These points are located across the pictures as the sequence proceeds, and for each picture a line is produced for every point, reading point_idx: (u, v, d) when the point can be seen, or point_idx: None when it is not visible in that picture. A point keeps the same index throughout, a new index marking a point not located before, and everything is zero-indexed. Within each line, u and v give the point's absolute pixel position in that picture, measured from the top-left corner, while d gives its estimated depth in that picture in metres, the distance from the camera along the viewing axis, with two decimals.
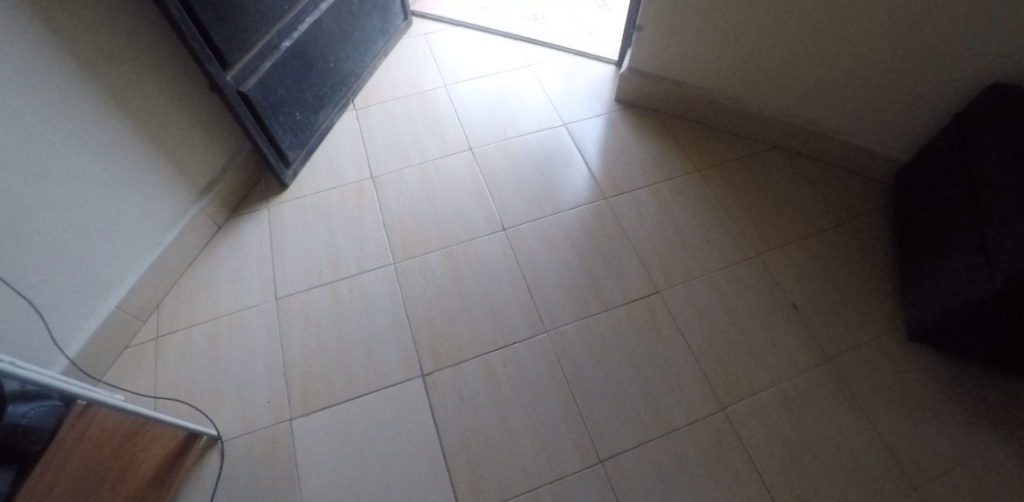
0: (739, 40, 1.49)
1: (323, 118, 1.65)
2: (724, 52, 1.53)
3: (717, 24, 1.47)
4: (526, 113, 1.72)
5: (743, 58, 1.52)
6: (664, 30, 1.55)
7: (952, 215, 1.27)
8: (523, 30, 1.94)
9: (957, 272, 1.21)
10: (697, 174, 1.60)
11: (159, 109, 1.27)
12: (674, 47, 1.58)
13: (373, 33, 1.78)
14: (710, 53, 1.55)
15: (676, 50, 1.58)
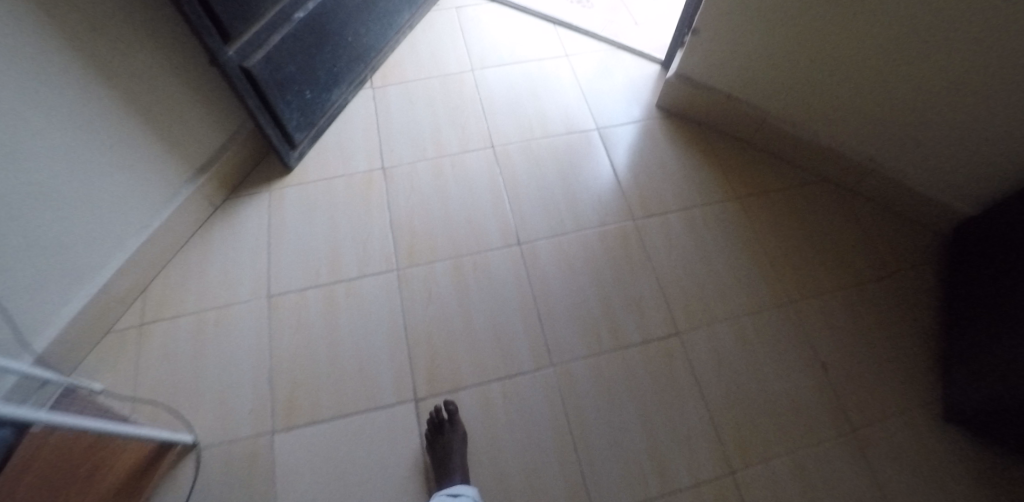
0: (806, 60, 1.31)
1: (336, 97, 1.52)
2: (787, 71, 1.36)
3: (784, 39, 1.30)
4: (558, 111, 1.57)
5: (807, 80, 1.35)
6: (722, 38, 1.37)
7: (1018, 293, 1.13)
8: (564, 14, 1.75)
9: (1014, 361, 1.08)
10: (735, 202, 1.46)
11: (154, 83, 1.15)
12: (730, 59, 1.41)
13: (399, 3, 1.62)
14: (771, 69, 1.38)
15: (732, 61, 1.41)
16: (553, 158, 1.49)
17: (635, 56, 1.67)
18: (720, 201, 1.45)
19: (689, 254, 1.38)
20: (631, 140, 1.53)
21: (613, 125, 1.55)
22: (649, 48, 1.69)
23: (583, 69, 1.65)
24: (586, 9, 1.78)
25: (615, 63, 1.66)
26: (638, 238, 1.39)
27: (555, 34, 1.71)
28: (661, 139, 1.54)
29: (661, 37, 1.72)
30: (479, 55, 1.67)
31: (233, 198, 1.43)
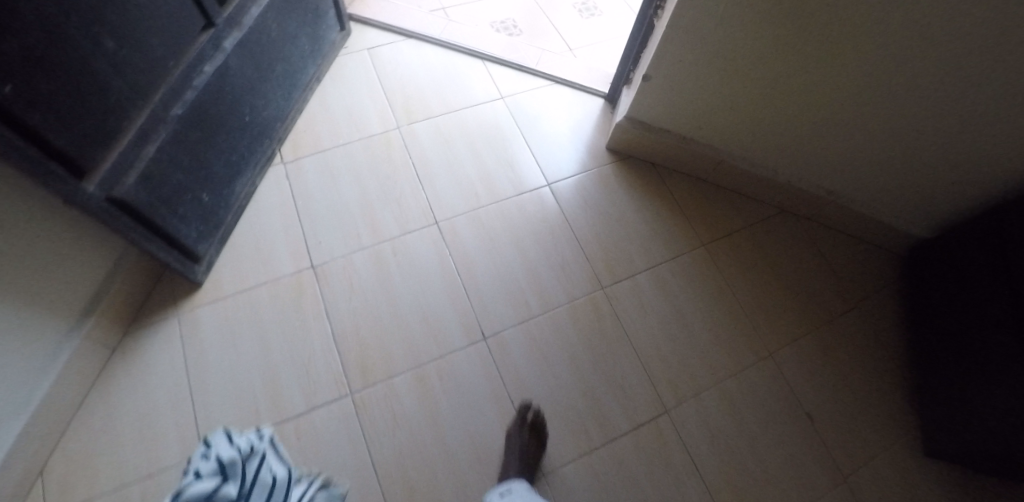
0: (766, 100, 1.22)
1: (240, 187, 1.28)
2: (745, 111, 1.26)
3: (743, 81, 1.20)
4: (503, 169, 1.40)
5: (766, 119, 1.27)
6: (675, 81, 1.25)
7: (983, 326, 1.11)
8: (492, 48, 1.58)
9: (990, 400, 1.06)
10: (700, 250, 1.38)
11: (8, 239, 0.90)
12: (683, 101, 1.29)
13: (301, 59, 1.37)
14: (727, 110, 1.28)
15: (688, 102, 1.29)
16: (506, 228, 1.34)
17: (577, 87, 1.54)
18: (686, 251, 1.37)
19: (665, 319, 1.29)
20: (587, 192, 1.41)
21: (563, 178, 1.41)
22: (589, 81, 1.55)
23: (523, 113, 1.49)
24: (516, 38, 1.61)
25: (563, 91, 1.54)
26: (610, 307, 1.28)
27: (486, 73, 1.54)
28: (616, 187, 1.42)
29: (599, 66, 1.59)
30: (404, 108, 1.46)
31: (133, 332, 1.20)
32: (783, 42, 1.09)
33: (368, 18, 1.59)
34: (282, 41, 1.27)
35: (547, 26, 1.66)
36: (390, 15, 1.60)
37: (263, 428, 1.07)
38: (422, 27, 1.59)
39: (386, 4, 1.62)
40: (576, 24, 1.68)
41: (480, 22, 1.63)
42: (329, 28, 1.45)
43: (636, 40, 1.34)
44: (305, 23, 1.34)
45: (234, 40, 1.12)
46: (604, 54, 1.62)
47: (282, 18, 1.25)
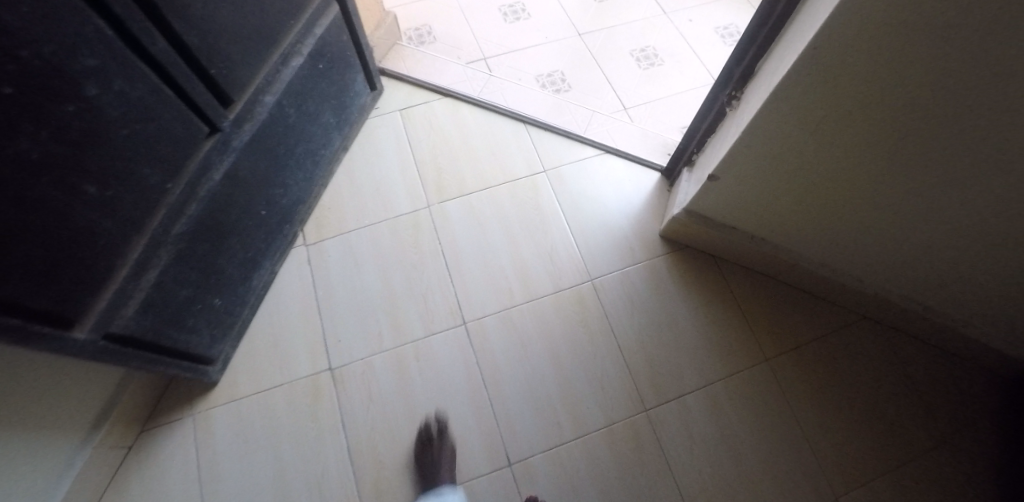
0: (857, 214, 1.01)
1: (258, 280, 1.18)
2: (829, 219, 1.06)
3: (833, 191, 0.99)
4: (540, 258, 1.26)
5: (855, 230, 1.06)
6: (748, 183, 1.05)
7: None
8: (534, 109, 1.41)
9: None
10: (761, 364, 1.20)
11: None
12: (752, 202, 1.10)
13: (325, 132, 1.25)
14: (807, 215, 1.07)
15: (761, 205, 1.09)
16: (540, 331, 1.20)
17: (630, 159, 1.36)
18: (744, 366, 1.20)
19: (715, 450, 1.13)
20: (633, 287, 1.24)
21: (608, 272, 1.25)
22: (643, 152, 1.36)
23: (566, 190, 1.32)
24: (562, 97, 1.44)
25: (613, 162, 1.36)
26: (652, 435, 1.14)
27: (527, 139, 1.38)
28: (667, 284, 1.25)
29: (656, 132, 1.39)
30: (435, 182, 1.33)
31: (150, 432, 1.10)
32: (892, 161, 0.87)
33: (401, 73, 1.47)
34: (303, 121, 1.16)
35: (600, 81, 1.47)
36: (426, 70, 1.48)
37: None
38: (459, 84, 1.45)
39: (422, 56, 1.50)
40: (632, 77, 1.48)
41: (523, 77, 1.47)
42: (356, 92, 1.33)
43: (700, 123, 1.15)
44: (328, 95, 1.22)
45: (248, 136, 1.01)
46: (662, 117, 1.42)
47: (302, 98, 1.14)
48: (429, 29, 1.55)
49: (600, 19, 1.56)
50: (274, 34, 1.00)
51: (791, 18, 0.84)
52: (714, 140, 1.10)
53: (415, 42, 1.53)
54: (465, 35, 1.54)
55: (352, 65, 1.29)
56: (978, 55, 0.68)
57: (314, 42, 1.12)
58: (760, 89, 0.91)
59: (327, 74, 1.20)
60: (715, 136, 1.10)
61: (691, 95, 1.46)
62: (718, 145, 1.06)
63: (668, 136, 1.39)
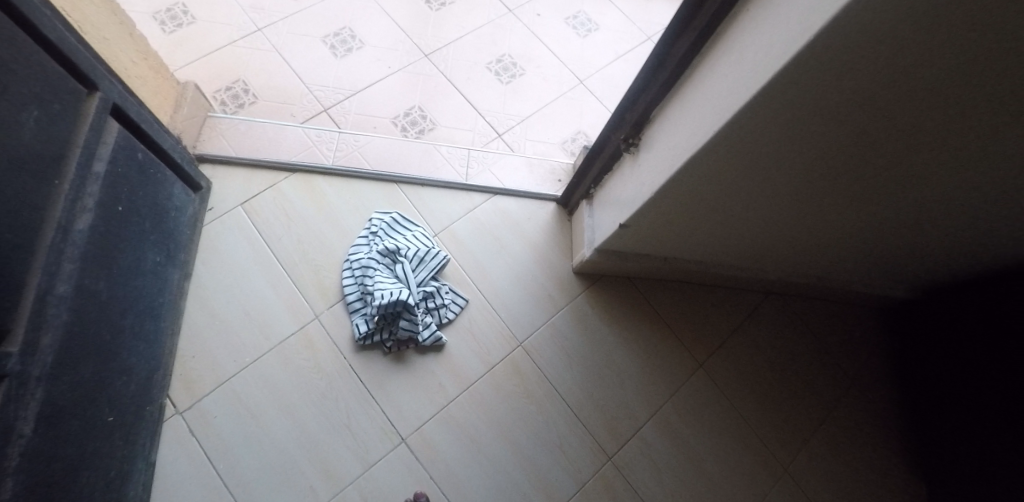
0: (769, 236, 1.00)
1: (133, 485, 0.94)
2: (745, 241, 1.03)
3: (744, 225, 0.95)
4: (462, 338, 1.14)
5: (764, 245, 1.06)
6: (659, 226, 0.99)
7: (995, 412, 1.07)
8: (403, 163, 1.26)
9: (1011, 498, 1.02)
10: (696, 368, 1.22)
11: None
12: (663, 237, 1.04)
13: (156, 276, 0.98)
14: (721, 241, 1.04)
15: (677, 240, 1.04)
16: (485, 421, 1.10)
17: (524, 195, 1.28)
18: (683, 377, 1.20)
19: (683, 474, 1.14)
20: (563, 337, 1.18)
21: (535, 329, 1.18)
22: (533, 185, 1.29)
23: (466, 251, 1.21)
24: (429, 141, 1.30)
25: (506, 205, 1.26)
26: (623, 480, 1.11)
27: (406, 201, 1.23)
28: (594, 322, 1.20)
29: (538, 158, 1.34)
30: (316, 285, 1.14)
31: None
32: (811, 203, 0.83)
33: (228, 155, 1.20)
34: (124, 283, 0.89)
35: (465, 108, 1.37)
36: (258, 145, 1.23)
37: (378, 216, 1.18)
38: (305, 152, 1.23)
39: (246, 126, 1.24)
40: (497, 95, 1.41)
41: (379, 124, 1.31)
42: (180, 207, 1.05)
43: (598, 160, 1.08)
44: (146, 232, 0.94)
45: (53, 353, 0.74)
46: (539, 138, 1.37)
47: (114, 259, 0.85)
48: (245, 86, 1.29)
49: (442, 33, 1.46)
50: (39, 211, 0.70)
51: (687, 75, 0.77)
52: (614, 181, 1.04)
53: (231, 107, 1.26)
54: (293, 86, 1.31)
55: (165, 180, 0.99)
56: (920, 137, 0.61)
57: (101, 185, 0.81)
58: (663, 145, 0.84)
59: (135, 209, 0.90)
60: (616, 178, 1.04)
61: (561, 103, 1.44)
62: (622, 191, 1.00)
63: (552, 160, 1.34)
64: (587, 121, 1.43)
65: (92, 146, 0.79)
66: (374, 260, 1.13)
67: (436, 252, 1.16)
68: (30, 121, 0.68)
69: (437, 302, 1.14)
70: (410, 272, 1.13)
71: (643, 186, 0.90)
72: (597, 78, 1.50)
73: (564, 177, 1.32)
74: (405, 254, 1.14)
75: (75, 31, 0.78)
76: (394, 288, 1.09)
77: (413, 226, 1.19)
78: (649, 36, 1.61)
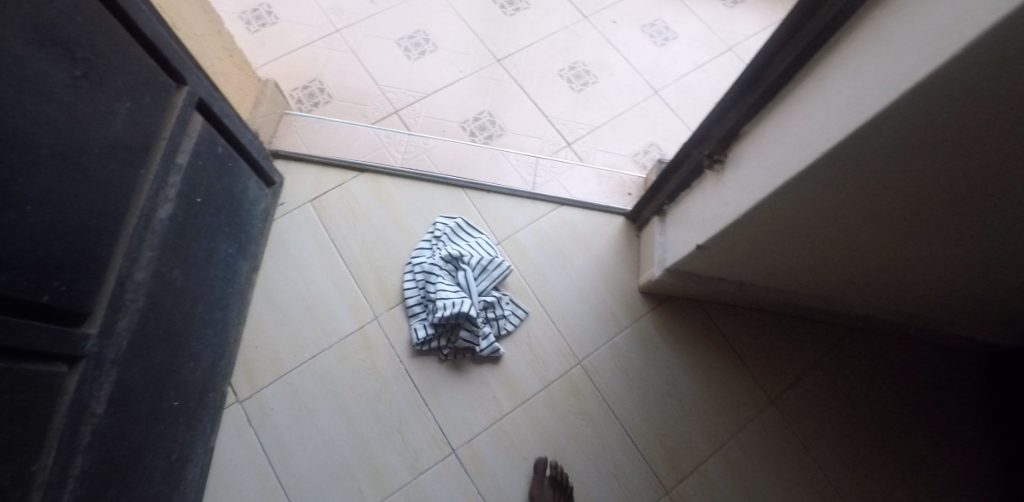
0: (865, 271, 0.90)
1: (193, 468, 0.96)
2: (835, 275, 0.94)
3: (839, 259, 0.87)
4: (520, 351, 1.11)
5: (856, 280, 0.96)
6: (740, 250, 0.92)
7: None
8: (470, 167, 1.25)
9: None
10: (766, 403, 1.13)
11: None
12: (742, 262, 0.97)
13: (227, 267, 1.00)
14: (807, 273, 0.95)
15: (757, 267, 0.97)
16: (538, 439, 1.06)
17: (591, 207, 1.24)
18: (753, 413, 1.12)
19: None
20: (625, 359, 1.13)
21: (596, 348, 1.13)
22: (602, 197, 1.25)
23: (529, 262, 1.18)
24: (497, 147, 1.28)
25: (572, 216, 1.23)
26: None
27: (470, 207, 1.21)
28: (658, 347, 1.15)
29: (608, 170, 1.29)
30: (377, 286, 1.14)
31: None
32: (924, 240, 0.74)
33: (300, 152, 1.22)
34: (196, 272, 0.90)
35: (535, 115, 1.34)
36: (329, 143, 1.24)
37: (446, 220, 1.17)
38: (374, 152, 1.24)
39: (320, 125, 1.26)
40: (568, 103, 1.37)
41: (448, 127, 1.30)
42: (254, 201, 1.07)
43: (676, 176, 1.03)
44: (220, 224, 0.95)
45: (128, 337, 0.76)
46: (610, 148, 1.33)
47: (190, 247, 0.87)
48: (320, 85, 1.32)
49: (515, 38, 1.44)
50: (125, 198, 0.72)
51: (790, 88, 0.71)
52: (692, 199, 0.99)
53: (306, 105, 1.29)
54: (366, 87, 1.33)
55: (241, 173, 1.01)
56: None
57: (182, 176, 0.82)
58: (754, 162, 0.78)
59: (212, 201, 0.92)
60: (695, 195, 0.98)
61: (634, 113, 1.39)
62: (702, 210, 0.94)
63: (623, 173, 1.29)
64: (660, 133, 1.37)
65: (177, 137, 0.81)
66: (437, 266, 1.11)
67: (499, 261, 1.14)
68: (122, 112, 0.70)
69: (497, 313, 1.11)
70: (473, 279, 1.11)
71: (727, 206, 0.84)
72: (673, 88, 1.44)
73: (635, 190, 1.27)
74: (468, 261, 1.12)
75: (170, 27, 0.80)
76: (456, 297, 1.07)
77: (477, 234, 1.18)
78: (730, 46, 1.53)
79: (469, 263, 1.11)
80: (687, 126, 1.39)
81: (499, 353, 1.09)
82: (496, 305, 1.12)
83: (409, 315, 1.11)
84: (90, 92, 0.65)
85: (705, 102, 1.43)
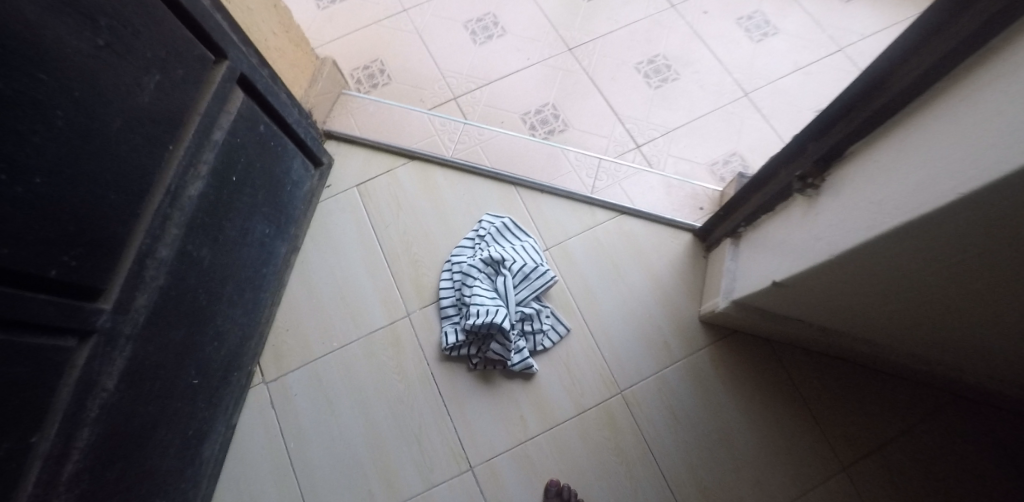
0: (983, 343, 0.73)
1: (211, 445, 0.96)
2: (937, 339, 0.79)
3: (947, 324, 0.71)
4: (555, 371, 1.02)
5: (968, 351, 0.79)
6: (823, 292, 0.77)
7: None
8: (524, 164, 1.16)
9: None
10: (829, 466, 0.99)
11: None
12: (823, 306, 0.82)
13: (263, 248, 0.98)
14: (901, 332, 0.80)
15: (840, 316, 0.83)
16: (563, 469, 0.97)
17: (654, 219, 1.11)
18: (813, 475, 0.98)
19: None
20: (671, 394, 1.02)
21: (641, 379, 1.03)
22: (668, 209, 1.12)
23: (577, 273, 1.08)
24: (557, 144, 1.18)
25: (632, 227, 1.11)
26: None
27: (520, 206, 1.12)
28: (709, 386, 1.03)
29: (679, 178, 1.16)
30: (413, 282, 1.08)
31: None
32: None
33: (353, 134, 1.19)
34: (229, 251, 0.88)
35: (603, 111, 1.23)
36: (382, 127, 1.19)
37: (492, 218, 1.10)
38: (426, 140, 1.18)
39: (376, 107, 1.22)
40: (642, 100, 1.24)
41: (507, 118, 1.21)
42: (297, 181, 1.05)
43: (756, 196, 0.89)
44: (258, 203, 0.93)
45: (146, 313, 0.74)
46: (684, 155, 1.19)
47: (222, 226, 0.85)
48: (381, 66, 1.27)
49: (591, 26, 1.32)
50: (150, 173, 0.70)
51: (916, 104, 0.56)
52: (773, 224, 0.85)
53: (365, 86, 1.25)
54: (426, 70, 1.26)
55: (285, 153, 0.98)
56: None
57: (217, 154, 0.79)
58: (857, 193, 0.63)
59: (250, 180, 0.89)
60: (777, 219, 0.84)
61: (717, 116, 1.23)
62: (782, 241, 0.80)
63: (696, 183, 1.15)
64: (745, 141, 1.21)
65: (213, 112, 0.78)
66: (475, 268, 1.03)
67: (543, 270, 1.04)
68: (150, 84, 0.67)
69: (535, 326, 1.03)
70: (512, 287, 1.02)
71: (816, 242, 0.70)
72: (767, 91, 1.27)
73: (707, 205, 1.13)
74: (510, 267, 1.03)
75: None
76: (491, 305, 0.99)
77: (524, 237, 1.09)
78: (841, 46, 1.32)
79: (509, 268, 1.03)
80: (778, 136, 1.22)
81: (532, 370, 1.00)
82: (534, 317, 1.03)
83: (442, 317, 1.05)
84: (115, 62, 0.62)
85: (803, 110, 1.25)
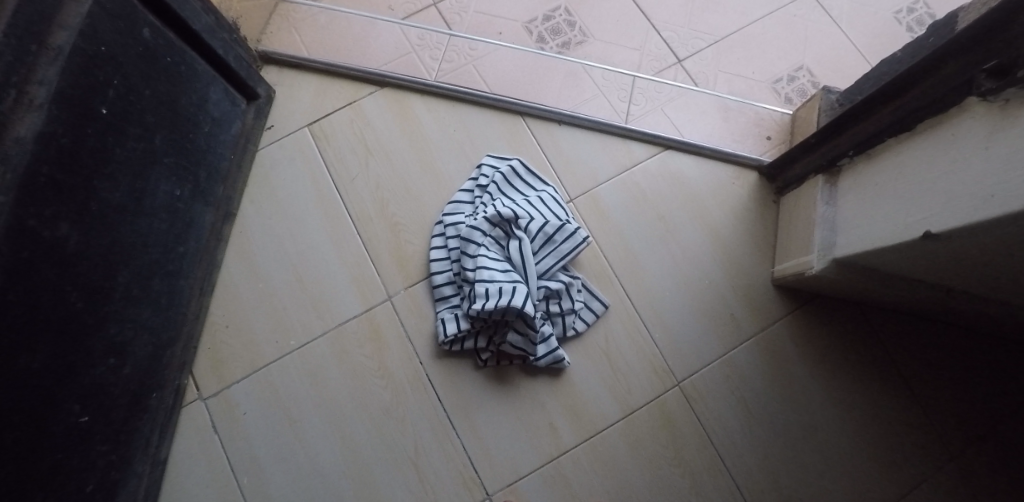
0: None
1: (130, 492, 0.68)
2: None
3: None
4: (592, 362, 0.77)
5: None
6: (1003, 262, 0.52)
7: None
8: (533, 87, 0.87)
9: None
10: (945, 476, 0.74)
11: None
12: (987, 278, 0.57)
13: (175, 218, 0.68)
14: None
15: (1018, 287, 0.56)
16: (609, 490, 0.74)
17: (709, 154, 0.85)
18: (919, 484, 0.74)
19: None
20: (743, 380, 0.78)
21: (705, 365, 0.78)
22: (726, 140, 0.86)
23: (612, 231, 0.82)
24: (576, 60, 0.89)
25: (681, 167, 0.85)
26: None
27: (532, 144, 0.84)
28: (797, 369, 0.78)
29: (737, 100, 0.89)
30: (394, 254, 0.80)
31: None
32: None
33: (299, 56, 0.87)
34: (112, 225, 0.59)
35: (633, 16, 0.93)
36: (340, 45, 0.88)
37: (497, 161, 0.82)
38: (399, 60, 0.87)
39: (329, 18, 0.90)
40: (682, 2, 0.95)
41: (506, 28, 0.91)
42: (219, 121, 0.74)
43: (885, 112, 0.62)
44: (156, 151, 0.63)
45: None
46: (739, 70, 0.91)
47: (92, 187, 0.55)
48: None
49: None
50: None
51: None
52: (909, 152, 0.59)
53: None
54: None
55: (195, 77, 0.68)
56: None
57: (62, 69, 0.50)
58: None
59: (136, 115, 0.59)
60: (921, 141, 0.57)
61: (776, 20, 0.95)
62: (932, 174, 0.54)
63: (758, 106, 0.88)
64: (812, 51, 0.93)
65: None
66: (478, 231, 0.76)
67: (570, 230, 0.76)
68: None
69: (563, 306, 0.77)
70: (530, 254, 0.74)
71: (1007, 166, 0.45)
72: None
73: (775, 133, 0.87)
74: (526, 227, 0.75)
75: None
76: (504, 280, 0.72)
77: (541, 185, 0.81)
78: None
79: (525, 230, 0.75)
80: (852, 46, 0.94)
81: (562, 364, 0.76)
82: (562, 292, 0.77)
83: (436, 299, 0.78)
84: None
85: (880, 11, 0.96)
